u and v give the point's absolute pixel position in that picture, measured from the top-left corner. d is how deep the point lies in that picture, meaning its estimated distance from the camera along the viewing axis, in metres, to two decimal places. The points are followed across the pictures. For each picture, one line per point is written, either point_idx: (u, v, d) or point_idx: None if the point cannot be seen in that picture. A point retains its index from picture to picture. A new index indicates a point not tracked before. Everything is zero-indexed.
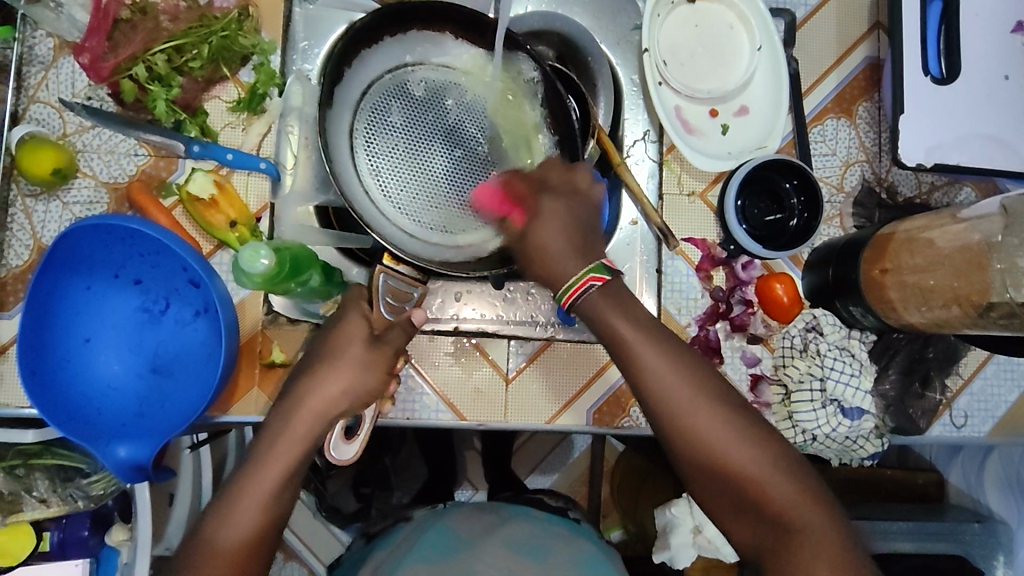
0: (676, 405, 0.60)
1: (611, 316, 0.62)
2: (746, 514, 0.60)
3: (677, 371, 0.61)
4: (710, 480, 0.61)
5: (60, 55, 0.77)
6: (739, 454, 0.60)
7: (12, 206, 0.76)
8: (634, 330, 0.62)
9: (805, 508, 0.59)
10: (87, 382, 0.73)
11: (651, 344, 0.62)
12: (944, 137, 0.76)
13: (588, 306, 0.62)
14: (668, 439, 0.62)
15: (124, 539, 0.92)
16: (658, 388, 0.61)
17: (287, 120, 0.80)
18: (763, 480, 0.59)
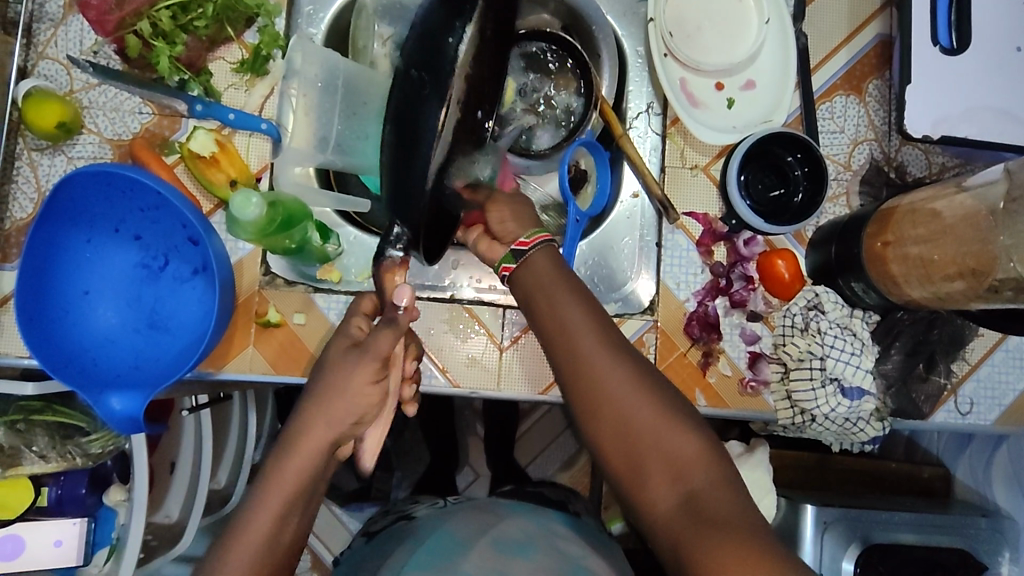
0: (585, 352, 0.61)
1: (545, 260, 0.65)
2: (650, 470, 0.58)
3: (590, 321, 0.62)
4: (611, 431, 0.59)
5: (69, 13, 0.78)
6: (647, 415, 0.59)
7: (17, 159, 0.77)
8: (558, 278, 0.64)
9: (702, 463, 0.57)
10: (84, 333, 0.74)
11: (571, 291, 0.64)
12: (952, 108, 0.74)
13: (534, 259, 0.65)
14: (574, 390, 0.62)
15: (122, 500, 0.94)
16: (569, 333, 0.62)
17: (288, 83, 0.75)
18: (664, 435, 0.58)
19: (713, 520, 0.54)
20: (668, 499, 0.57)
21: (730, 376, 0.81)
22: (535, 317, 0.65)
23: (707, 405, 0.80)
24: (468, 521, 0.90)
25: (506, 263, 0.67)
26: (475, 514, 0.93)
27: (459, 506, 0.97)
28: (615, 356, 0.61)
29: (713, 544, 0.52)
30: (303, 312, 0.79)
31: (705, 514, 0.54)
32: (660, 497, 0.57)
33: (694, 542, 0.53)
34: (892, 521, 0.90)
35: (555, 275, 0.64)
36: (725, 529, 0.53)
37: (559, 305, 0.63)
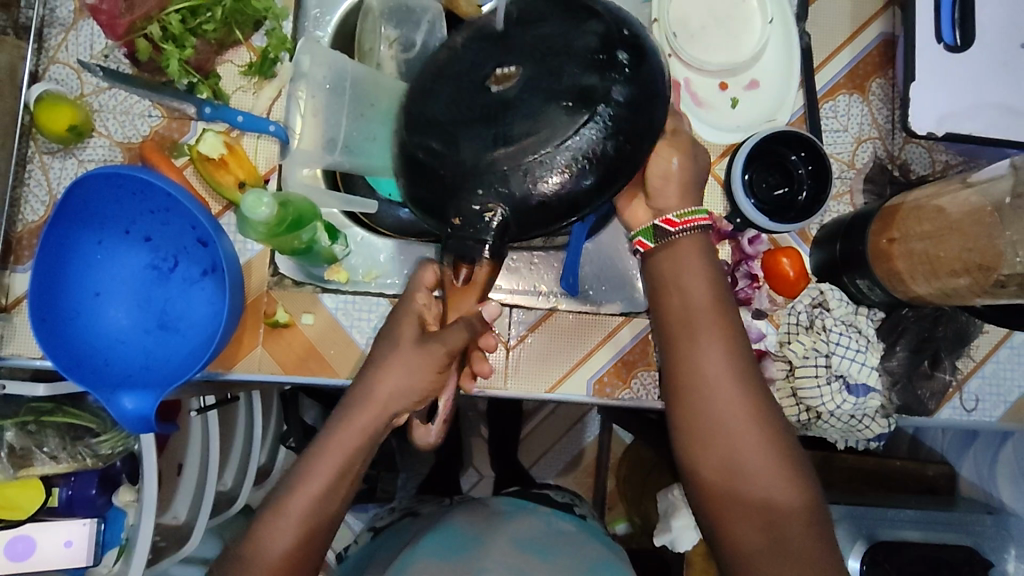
0: (713, 367, 0.62)
1: (684, 265, 0.65)
2: (736, 498, 0.60)
3: (723, 336, 0.63)
4: (714, 451, 0.61)
5: (80, 18, 0.79)
6: (749, 440, 0.60)
7: (29, 162, 0.78)
8: (703, 293, 0.64)
9: (800, 507, 0.59)
10: (96, 334, 0.75)
11: (709, 305, 0.64)
12: (956, 105, 0.75)
13: (681, 250, 0.66)
14: (688, 402, 0.62)
15: (131, 500, 0.95)
16: (700, 345, 0.63)
17: (296, 85, 0.77)
18: (765, 469, 0.59)
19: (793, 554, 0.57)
20: (751, 530, 0.58)
21: None
22: (666, 321, 0.65)
23: None
24: (476, 519, 0.91)
25: (644, 238, 0.67)
26: (482, 512, 0.94)
27: (465, 505, 0.99)
28: (743, 384, 0.61)
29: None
30: (311, 313, 0.80)
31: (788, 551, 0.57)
32: (738, 526, 0.59)
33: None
34: (897, 518, 0.90)
35: (698, 287, 0.64)
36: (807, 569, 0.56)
37: (693, 314, 0.64)
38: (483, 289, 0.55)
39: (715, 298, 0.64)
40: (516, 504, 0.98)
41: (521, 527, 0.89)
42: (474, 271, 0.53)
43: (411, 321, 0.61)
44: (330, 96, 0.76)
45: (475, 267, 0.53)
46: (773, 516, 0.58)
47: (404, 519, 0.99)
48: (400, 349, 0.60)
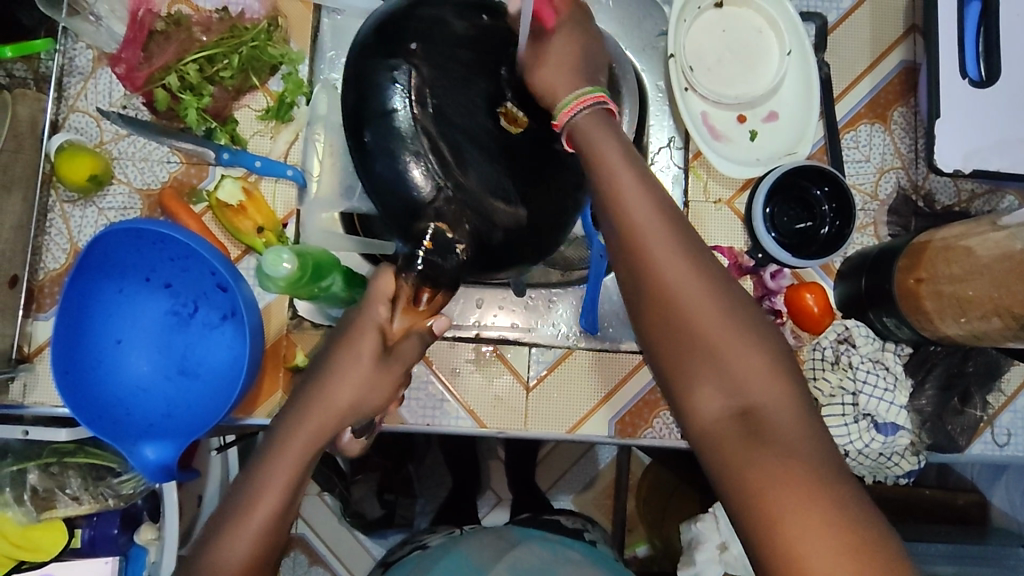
0: (653, 238, 0.50)
1: (599, 134, 0.54)
2: (700, 374, 0.49)
3: (659, 212, 0.51)
4: (663, 331, 0.50)
5: (98, 66, 0.80)
6: (701, 308, 0.49)
7: (50, 212, 0.79)
8: (620, 160, 0.53)
9: (784, 396, 0.48)
10: (117, 383, 0.75)
11: (638, 185, 0.52)
12: (983, 141, 0.73)
13: (583, 125, 0.55)
14: (630, 282, 0.51)
15: (152, 539, 0.91)
16: (634, 216, 0.51)
17: (314, 129, 0.80)
18: (738, 349, 0.49)
19: (778, 441, 0.46)
20: (718, 400, 0.48)
21: None
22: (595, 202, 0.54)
23: None
24: (488, 549, 0.92)
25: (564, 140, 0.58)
26: (497, 544, 0.93)
27: (476, 533, 0.99)
28: (699, 266, 0.50)
29: (771, 466, 0.45)
30: None
31: (771, 444, 0.46)
32: (705, 400, 0.49)
33: (756, 475, 0.45)
34: (929, 553, 0.88)
35: (619, 160, 0.53)
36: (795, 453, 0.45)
37: (616, 186, 0.52)
38: (437, 308, 0.56)
39: (643, 179, 0.52)
40: (525, 531, 0.98)
41: (527, 555, 0.90)
42: (435, 297, 0.53)
43: (371, 331, 0.56)
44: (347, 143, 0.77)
45: (437, 293, 0.53)
46: (748, 397, 0.48)
47: (415, 551, 0.98)
48: (358, 365, 0.56)
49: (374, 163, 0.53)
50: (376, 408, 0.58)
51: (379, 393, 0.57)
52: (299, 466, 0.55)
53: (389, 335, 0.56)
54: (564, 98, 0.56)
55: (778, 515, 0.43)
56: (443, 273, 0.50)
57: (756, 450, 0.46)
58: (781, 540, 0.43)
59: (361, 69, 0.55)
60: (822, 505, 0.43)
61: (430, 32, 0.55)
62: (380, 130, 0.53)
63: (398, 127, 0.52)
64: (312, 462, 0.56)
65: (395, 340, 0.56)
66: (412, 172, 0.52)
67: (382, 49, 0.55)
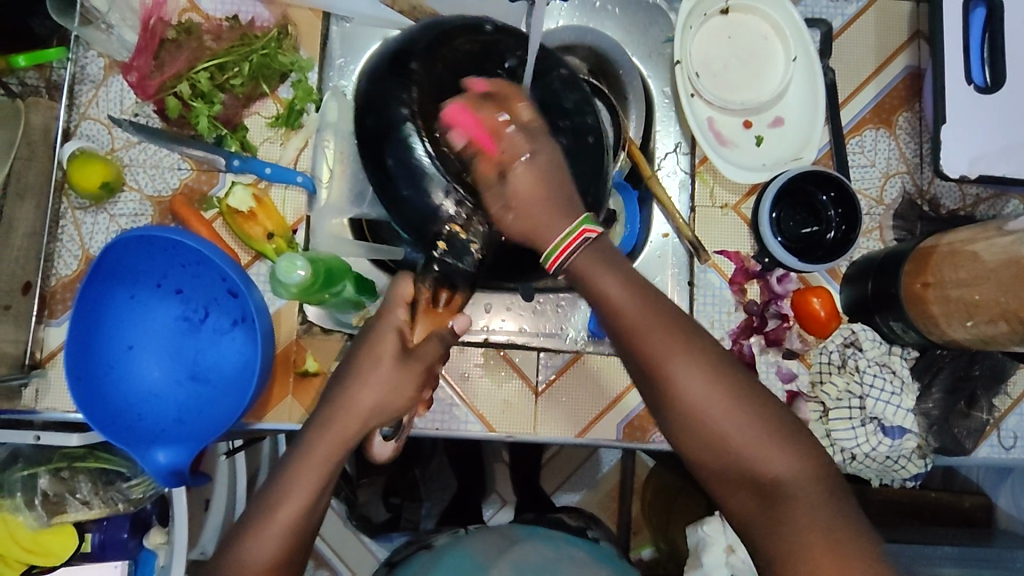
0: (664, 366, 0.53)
1: (597, 272, 0.54)
2: (728, 479, 0.54)
3: (665, 335, 0.53)
4: (690, 442, 0.54)
5: (110, 74, 0.80)
6: (716, 415, 0.53)
7: (62, 219, 0.79)
8: (621, 293, 0.54)
9: (805, 483, 0.52)
10: (129, 389, 0.75)
11: (644, 312, 0.54)
12: (988, 147, 0.74)
13: (580, 267, 0.55)
14: (652, 400, 0.55)
15: (163, 543, 0.93)
16: (643, 348, 0.53)
17: (323, 136, 0.81)
18: (760, 452, 0.53)
19: (797, 522, 0.51)
20: (745, 496, 0.53)
21: None
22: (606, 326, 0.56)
23: None
24: (490, 546, 0.92)
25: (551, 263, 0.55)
26: (501, 543, 0.93)
27: (481, 532, 1.00)
28: (710, 380, 0.53)
29: (798, 552, 0.50)
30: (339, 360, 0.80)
31: (793, 528, 0.51)
32: (734, 495, 0.54)
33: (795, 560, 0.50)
34: (935, 557, 0.88)
35: (617, 286, 0.54)
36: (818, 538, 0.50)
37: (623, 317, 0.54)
38: (459, 309, 0.57)
39: (645, 300, 0.54)
40: (530, 530, 0.99)
41: (532, 552, 0.90)
42: (453, 297, 0.56)
43: (390, 334, 0.57)
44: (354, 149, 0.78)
45: (455, 293, 0.56)
46: (770, 490, 0.52)
47: (419, 552, 0.98)
48: (379, 368, 0.57)
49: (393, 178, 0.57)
50: (400, 416, 0.58)
51: (400, 401, 0.57)
52: (312, 470, 0.56)
53: (409, 337, 0.57)
54: (557, 238, 0.54)
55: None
56: (456, 271, 0.55)
57: (778, 536, 0.51)
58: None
59: (375, 91, 0.59)
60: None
61: (432, 47, 0.59)
62: (396, 150, 0.57)
63: (409, 142, 0.56)
64: (326, 466, 0.56)
65: (417, 342, 0.57)
66: (426, 182, 0.56)
67: (392, 71, 0.59)
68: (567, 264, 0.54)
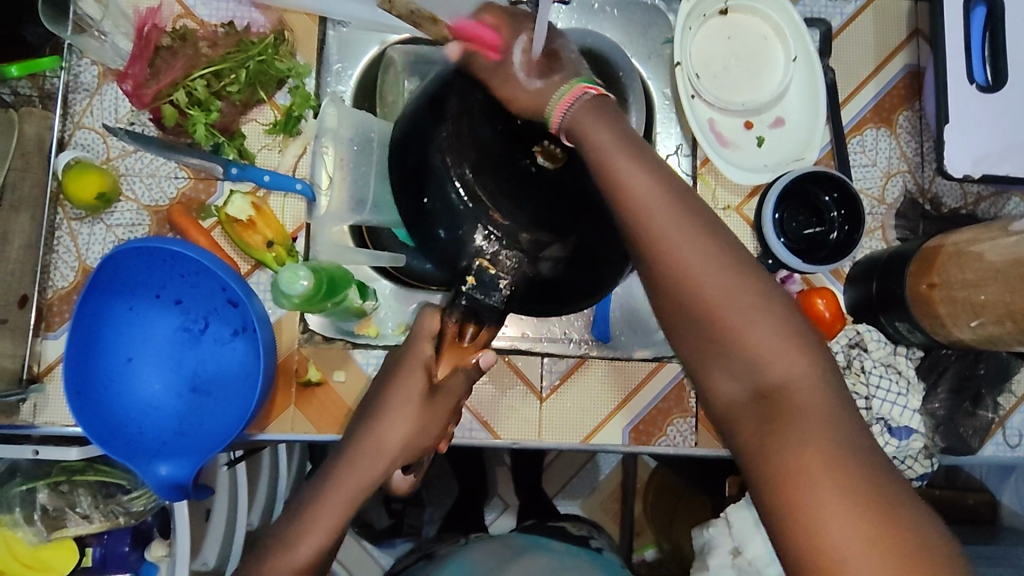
0: (658, 224, 0.49)
1: (591, 123, 0.53)
2: (717, 359, 0.48)
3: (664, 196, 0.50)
4: (680, 318, 0.49)
5: (103, 82, 0.79)
6: (717, 285, 0.48)
7: (58, 229, 0.78)
8: (620, 154, 0.52)
9: (808, 381, 0.46)
10: (128, 401, 0.74)
11: (646, 179, 0.51)
12: (992, 146, 0.74)
13: (575, 120, 0.54)
14: (642, 268, 0.51)
15: (163, 555, 0.90)
16: (635, 207, 0.50)
17: (322, 142, 0.79)
18: (761, 336, 0.47)
19: (797, 429, 0.44)
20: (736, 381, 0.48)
21: None
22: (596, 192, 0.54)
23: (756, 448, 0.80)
24: (495, 556, 0.92)
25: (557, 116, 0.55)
26: (504, 553, 0.93)
27: (482, 540, 1.00)
28: (712, 249, 0.49)
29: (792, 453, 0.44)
30: (343, 369, 0.80)
31: (791, 437, 0.44)
32: (721, 383, 0.48)
33: (791, 470, 0.43)
34: None
35: (614, 147, 0.52)
36: (815, 426, 0.44)
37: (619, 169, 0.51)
38: (482, 344, 0.60)
39: (648, 169, 0.51)
40: (531, 540, 0.99)
41: (533, 565, 0.90)
42: (479, 331, 0.57)
43: (417, 373, 0.60)
44: (356, 155, 0.76)
45: (481, 327, 0.57)
46: (761, 378, 0.47)
47: (420, 561, 0.98)
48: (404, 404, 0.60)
49: (430, 217, 0.62)
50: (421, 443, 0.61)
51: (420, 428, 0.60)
52: None
53: (435, 375, 0.60)
54: (557, 92, 0.55)
55: (789, 480, 0.43)
56: (486, 305, 0.54)
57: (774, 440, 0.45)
58: (785, 496, 0.43)
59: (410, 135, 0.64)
60: (840, 484, 0.42)
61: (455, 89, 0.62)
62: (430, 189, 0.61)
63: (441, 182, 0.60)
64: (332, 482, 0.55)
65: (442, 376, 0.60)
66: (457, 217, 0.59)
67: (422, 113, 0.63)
68: (566, 118, 0.54)
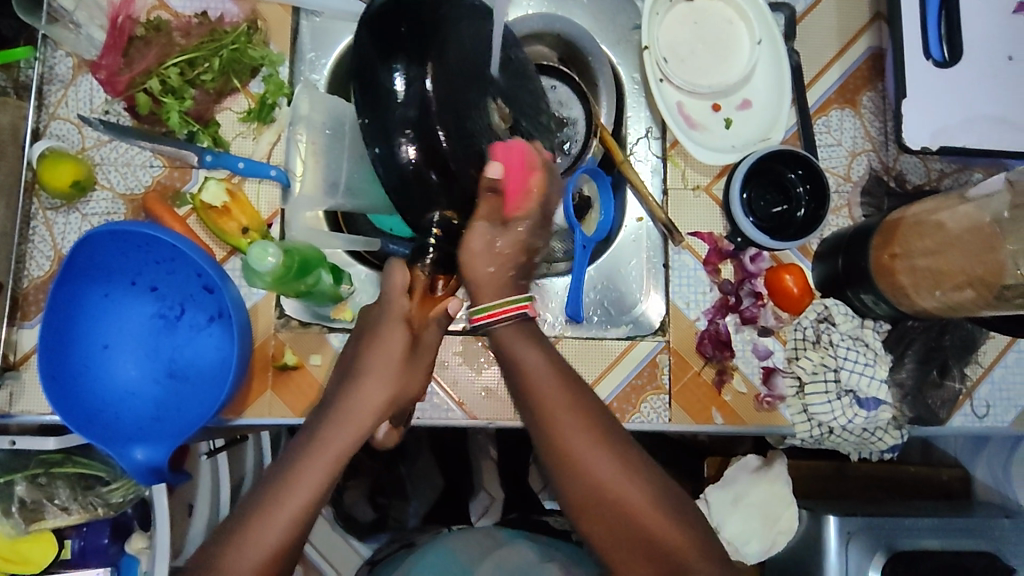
0: (570, 447, 0.59)
1: (520, 344, 0.62)
2: (634, 560, 0.58)
3: (576, 417, 0.60)
4: (596, 519, 0.58)
5: (78, 73, 0.80)
6: (619, 488, 0.58)
7: (34, 219, 0.79)
8: (541, 373, 0.61)
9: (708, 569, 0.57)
10: (105, 388, 0.75)
11: (565, 401, 0.60)
12: (949, 119, 0.76)
13: (504, 336, 0.63)
14: (561, 480, 0.60)
15: (144, 547, 0.90)
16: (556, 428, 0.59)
17: (295, 129, 0.80)
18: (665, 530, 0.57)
19: None
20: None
21: (746, 393, 0.81)
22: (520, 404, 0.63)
23: (723, 423, 0.81)
24: (476, 547, 0.92)
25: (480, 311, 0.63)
26: (485, 543, 0.93)
27: (465, 531, 1.00)
28: (617, 457, 0.59)
29: None
30: (319, 353, 0.80)
31: None
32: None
33: None
34: (916, 527, 0.87)
35: (540, 368, 0.61)
36: None
37: (543, 395, 0.60)
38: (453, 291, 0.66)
39: (564, 390, 0.61)
40: (514, 532, 0.99)
41: (513, 554, 0.90)
42: (449, 280, 0.65)
43: (395, 332, 0.63)
44: (329, 140, 0.79)
45: (449, 277, 0.65)
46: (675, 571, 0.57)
47: (401, 551, 0.98)
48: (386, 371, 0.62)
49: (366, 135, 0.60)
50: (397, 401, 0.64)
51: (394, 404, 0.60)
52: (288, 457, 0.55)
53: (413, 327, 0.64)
54: (493, 301, 0.62)
55: None
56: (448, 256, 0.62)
57: None
58: None
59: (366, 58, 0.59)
60: None
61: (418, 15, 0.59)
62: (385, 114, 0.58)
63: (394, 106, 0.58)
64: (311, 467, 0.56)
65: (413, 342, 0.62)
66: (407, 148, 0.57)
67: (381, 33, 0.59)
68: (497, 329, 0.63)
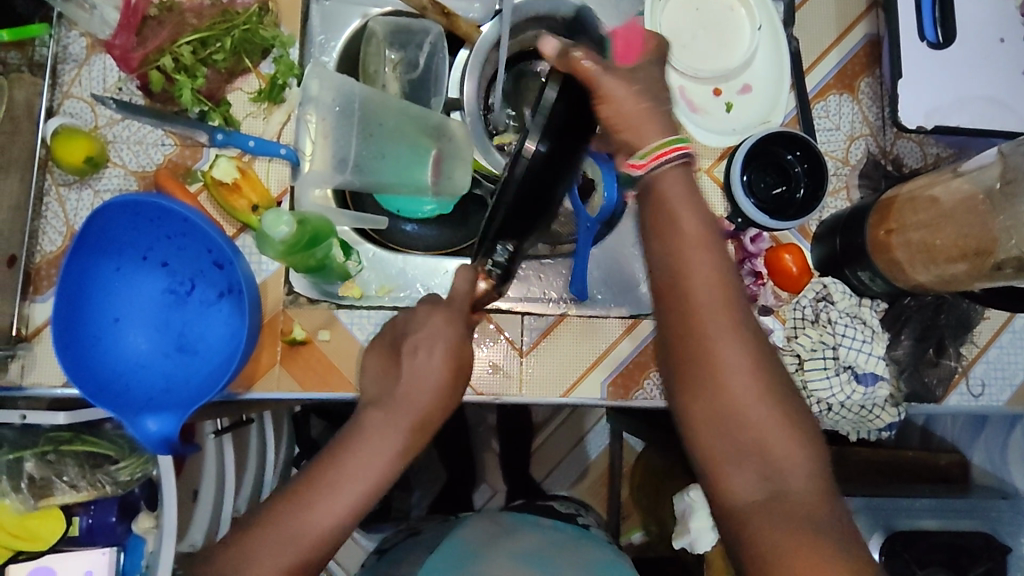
0: (704, 314, 0.53)
1: (681, 204, 0.55)
2: (738, 460, 0.53)
3: (722, 290, 0.54)
4: (711, 400, 0.53)
5: (92, 53, 0.82)
6: (741, 375, 0.53)
7: (46, 195, 0.80)
8: (694, 231, 0.55)
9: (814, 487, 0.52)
10: (116, 359, 0.76)
11: (712, 268, 0.54)
12: (941, 101, 0.78)
13: (657, 190, 0.56)
14: (683, 350, 0.54)
15: (151, 527, 0.90)
16: (695, 292, 0.54)
17: (306, 110, 0.81)
18: (779, 436, 0.53)
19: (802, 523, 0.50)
20: (750, 479, 0.53)
21: None
22: (654, 268, 0.56)
23: None
24: (483, 533, 0.92)
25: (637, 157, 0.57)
26: (491, 529, 0.93)
27: (471, 518, 1.00)
28: (749, 341, 0.54)
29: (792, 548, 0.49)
30: (327, 329, 0.81)
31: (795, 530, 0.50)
32: (737, 480, 0.53)
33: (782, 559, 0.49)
34: (914, 508, 0.88)
35: (695, 238, 0.55)
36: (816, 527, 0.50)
37: (692, 266, 0.54)
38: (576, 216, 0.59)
39: (715, 257, 0.54)
40: (520, 517, 0.99)
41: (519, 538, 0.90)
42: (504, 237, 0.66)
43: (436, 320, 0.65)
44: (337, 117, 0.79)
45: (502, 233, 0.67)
46: (779, 484, 0.52)
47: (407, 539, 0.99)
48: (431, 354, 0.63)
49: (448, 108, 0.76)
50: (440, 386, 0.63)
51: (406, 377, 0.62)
52: None
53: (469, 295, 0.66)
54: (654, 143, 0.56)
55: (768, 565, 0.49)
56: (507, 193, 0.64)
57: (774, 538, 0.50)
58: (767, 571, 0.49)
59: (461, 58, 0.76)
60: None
61: None
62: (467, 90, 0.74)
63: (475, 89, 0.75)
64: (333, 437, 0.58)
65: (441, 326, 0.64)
66: None
67: None
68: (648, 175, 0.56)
